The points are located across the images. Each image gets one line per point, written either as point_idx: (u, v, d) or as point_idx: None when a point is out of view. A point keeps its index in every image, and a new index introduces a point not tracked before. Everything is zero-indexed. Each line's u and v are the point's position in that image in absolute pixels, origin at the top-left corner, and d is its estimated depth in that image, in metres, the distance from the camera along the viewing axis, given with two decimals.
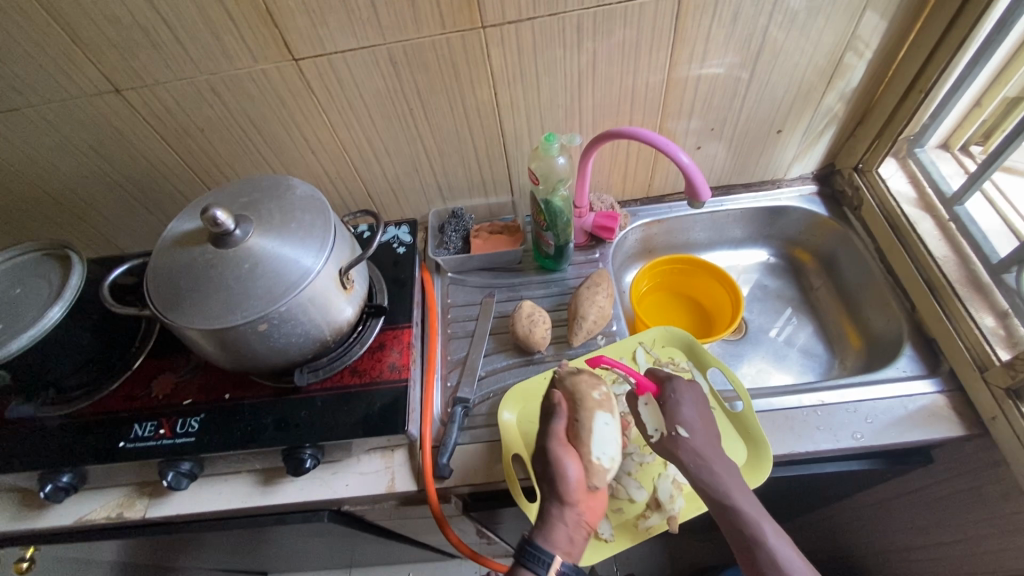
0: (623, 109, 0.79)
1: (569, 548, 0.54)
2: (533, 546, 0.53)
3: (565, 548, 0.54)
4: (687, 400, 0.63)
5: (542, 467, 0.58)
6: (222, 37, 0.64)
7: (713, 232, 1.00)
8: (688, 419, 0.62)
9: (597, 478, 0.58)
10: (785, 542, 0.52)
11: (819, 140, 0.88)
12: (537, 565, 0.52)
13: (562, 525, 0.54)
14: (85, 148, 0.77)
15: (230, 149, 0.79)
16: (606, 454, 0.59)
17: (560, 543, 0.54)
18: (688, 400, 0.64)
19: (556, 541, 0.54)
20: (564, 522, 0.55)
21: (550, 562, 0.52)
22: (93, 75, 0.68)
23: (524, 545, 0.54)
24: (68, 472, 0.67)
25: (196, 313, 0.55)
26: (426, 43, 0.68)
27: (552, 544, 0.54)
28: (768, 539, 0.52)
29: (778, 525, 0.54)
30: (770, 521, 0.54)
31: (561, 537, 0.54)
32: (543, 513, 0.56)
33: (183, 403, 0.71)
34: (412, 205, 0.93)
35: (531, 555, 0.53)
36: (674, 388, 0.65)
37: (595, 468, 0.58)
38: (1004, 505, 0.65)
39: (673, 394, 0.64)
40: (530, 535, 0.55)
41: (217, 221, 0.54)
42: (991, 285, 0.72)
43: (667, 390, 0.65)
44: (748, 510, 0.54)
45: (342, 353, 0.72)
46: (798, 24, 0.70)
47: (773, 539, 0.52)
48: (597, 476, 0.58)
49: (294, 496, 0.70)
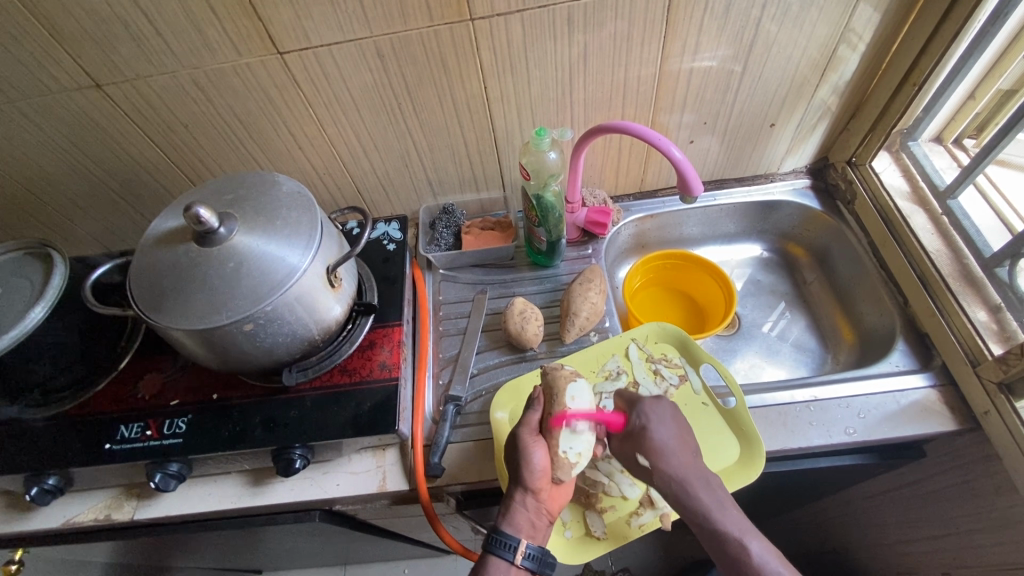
0: (615, 102, 0.78)
1: (533, 531, 0.58)
2: (499, 533, 0.56)
3: (528, 532, 0.57)
4: (657, 423, 0.61)
5: (511, 454, 0.60)
6: (205, 29, 0.63)
7: (706, 226, 0.99)
8: (664, 442, 0.59)
9: (563, 471, 0.59)
10: (771, 556, 0.53)
11: (812, 133, 0.88)
12: (503, 550, 0.55)
13: (525, 510, 0.57)
14: (67, 144, 0.75)
15: (217, 145, 0.78)
16: (573, 449, 0.60)
17: (522, 526, 0.57)
18: (657, 422, 0.61)
19: (520, 527, 0.57)
20: (526, 508, 0.57)
21: (516, 547, 0.55)
22: (71, 69, 0.66)
23: (491, 533, 0.56)
24: (54, 475, 0.66)
25: (180, 314, 0.54)
26: (414, 36, 0.66)
27: (516, 528, 0.57)
28: (756, 560, 0.53)
29: (764, 538, 0.55)
30: (755, 537, 0.54)
31: (524, 522, 0.57)
32: (508, 498, 0.58)
33: (170, 404, 0.70)
34: (403, 202, 0.92)
35: (498, 541, 0.56)
36: (641, 412, 0.62)
37: (561, 462, 0.59)
38: (996, 499, 0.65)
39: (642, 419, 0.61)
40: (496, 519, 0.57)
41: (200, 219, 0.53)
42: (983, 279, 0.72)
43: (637, 418, 0.62)
44: (733, 529, 0.54)
45: (332, 352, 0.71)
46: (791, 17, 0.69)
47: (761, 559, 0.53)
48: (563, 470, 0.59)
49: (285, 496, 0.69)
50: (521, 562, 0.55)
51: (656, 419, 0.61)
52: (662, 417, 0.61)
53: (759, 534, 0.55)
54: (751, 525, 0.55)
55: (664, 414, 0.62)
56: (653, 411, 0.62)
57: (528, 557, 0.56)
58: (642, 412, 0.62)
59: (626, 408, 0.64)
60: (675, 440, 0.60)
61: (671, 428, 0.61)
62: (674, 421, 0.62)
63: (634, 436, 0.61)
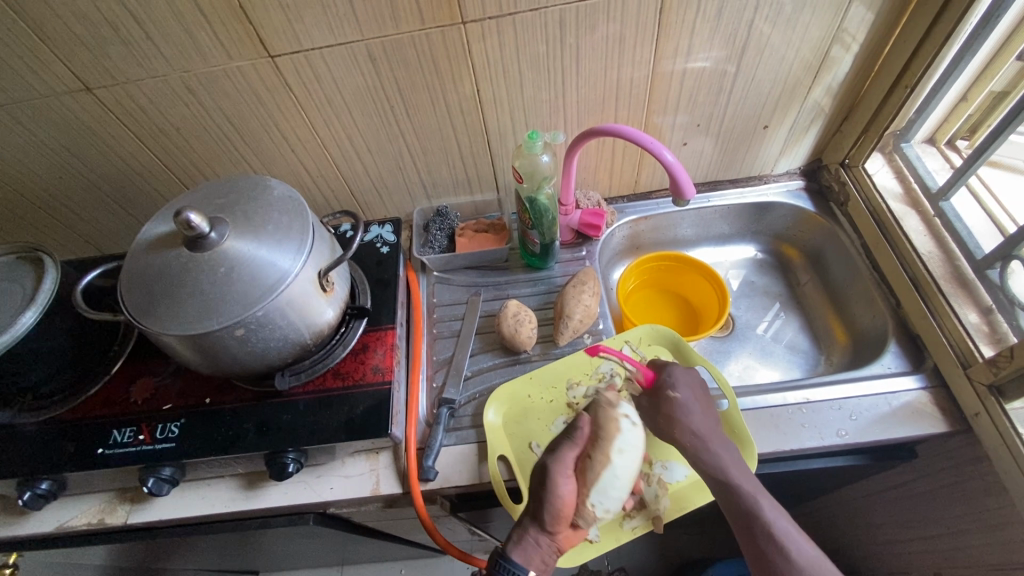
0: (608, 103, 0.78)
1: (540, 567, 0.57)
2: (507, 561, 0.55)
3: (536, 566, 0.57)
4: (682, 384, 0.66)
5: (538, 488, 0.59)
6: (195, 32, 0.63)
7: (700, 228, 0.99)
8: (686, 399, 0.64)
9: (584, 519, 0.60)
10: (782, 515, 0.54)
11: (805, 135, 0.88)
12: None
13: (538, 546, 0.57)
14: (58, 148, 0.75)
15: (209, 149, 0.78)
16: (603, 502, 0.60)
17: (532, 561, 0.56)
18: (684, 384, 0.66)
19: (530, 559, 0.56)
20: (541, 544, 0.57)
21: None
22: (62, 73, 0.65)
23: (497, 558, 0.56)
24: (46, 480, 0.66)
25: (171, 319, 0.54)
26: (405, 39, 0.66)
27: (525, 561, 0.56)
28: (767, 514, 0.54)
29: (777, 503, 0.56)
30: (766, 496, 0.55)
31: (535, 557, 0.57)
32: (524, 530, 0.58)
33: (162, 408, 0.70)
34: (396, 204, 0.92)
35: (504, 568, 0.55)
36: (670, 372, 0.67)
37: (586, 510, 0.59)
38: (986, 501, 0.65)
39: (669, 377, 0.67)
40: (506, 545, 0.57)
41: (191, 224, 0.53)
42: (975, 281, 0.73)
43: (666, 377, 0.67)
44: (745, 485, 0.56)
45: (324, 356, 0.70)
46: (784, 19, 0.69)
47: (771, 514, 0.54)
48: (585, 517, 0.60)
49: (278, 500, 0.69)
50: None
51: (683, 381, 0.66)
52: (689, 381, 0.67)
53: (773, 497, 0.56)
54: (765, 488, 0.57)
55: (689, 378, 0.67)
56: (682, 373, 0.67)
57: None
58: (671, 373, 0.67)
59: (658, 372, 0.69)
60: (699, 401, 0.65)
61: (697, 391, 0.66)
62: (697, 385, 0.66)
63: (658, 392, 0.66)
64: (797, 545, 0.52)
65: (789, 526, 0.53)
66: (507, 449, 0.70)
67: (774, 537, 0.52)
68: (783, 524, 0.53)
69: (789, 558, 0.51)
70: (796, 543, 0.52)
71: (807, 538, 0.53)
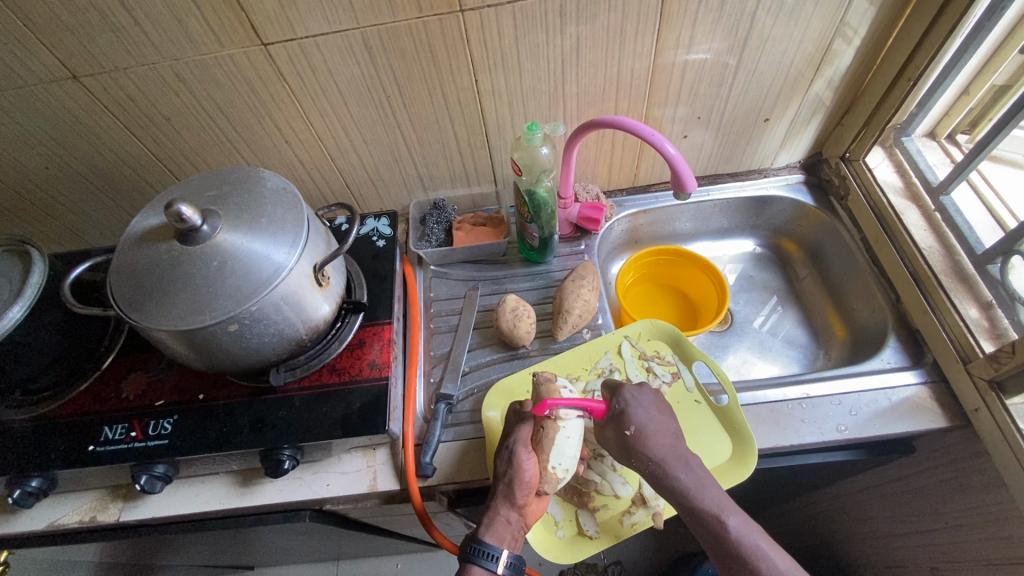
0: (608, 95, 0.77)
1: (514, 542, 0.58)
2: (479, 543, 0.56)
3: (509, 543, 0.58)
4: (636, 407, 0.61)
5: (500, 467, 0.60)
6: (185, 18, 0.61)
7: (698, 222, 0.99)
8: (638, 426, 0.60)
9: (548, 485, 0.60)
10: (750, 529, 0.55)
11: (805, 128, 0.87)
12: (484, 560, 0.56)
13: (508, 521, 0.58)
14: (45, 137, 0.73)
15: (201, 140, 0.76)
16: (562, 464, 0.60)
17: (504, 537, 0.57)
18: (637, 405, 0.62)
19: (502, 537, 0.57)
20: (510, 519, 0.58)
21: (497, 557, 0.56)
22: (47, 59, 0.63)
23: (470, 543, 0.57)
24: (37, 477, 0.64)
25: (163, 314, 0.53)
26: (403, 27, 0.65)
27: (497, 539, 0.57)
28: (734, 534, 0.54)
29: (741, 512, 0.56)
30: (734, 513, 0.55)
31: (507, 533, 0.58)
32: (492, 509, 0.58)
33: (155, 404, 0.69)
34: (392, 197, 0.90)
35: (478, 551, 0.56)
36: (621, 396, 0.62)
37: (549, 476, 0.60)
38: (984, 495, 0.65)
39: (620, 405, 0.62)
40: (478, 528, 0.58)
41: (183, 217, 0.51)
42: (975, 276, 0.72)
43: (616, 403, 0.62)
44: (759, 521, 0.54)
45: (320, 352, 0.70)
46: (787, 10, 0.68)
47: (739, 533, 0.54)
48: (549, 483, 0.60)
49: (273, 497, 0.68)
50: (502, 571, 0.56)
51: (636, 403, 0.62)
52: (643, 402, 0.62)
53: (739, 510, 0.56)
54: (731, 502, 0.56)
55: (644, 400, 0.62)
56: (633, 395, 0.62)
57: (510, 566, 0.56)
58: (622, 396, 0.62)
59: (609, 395, 0.64)
60: (654, 423, 0.60)
61: (651, 411, 0.61)
62: (653, 405, 0.62)
63: (613, 419, 0.61)
64: (766, 558, 0.53)
65: (756, 540, 0.54)
66: None
67: (746, 556, 0.53)
68: (751, 541, 0.54)
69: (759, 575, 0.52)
70: (766, 557, 0.53)
71: (774, 546, 0.54)
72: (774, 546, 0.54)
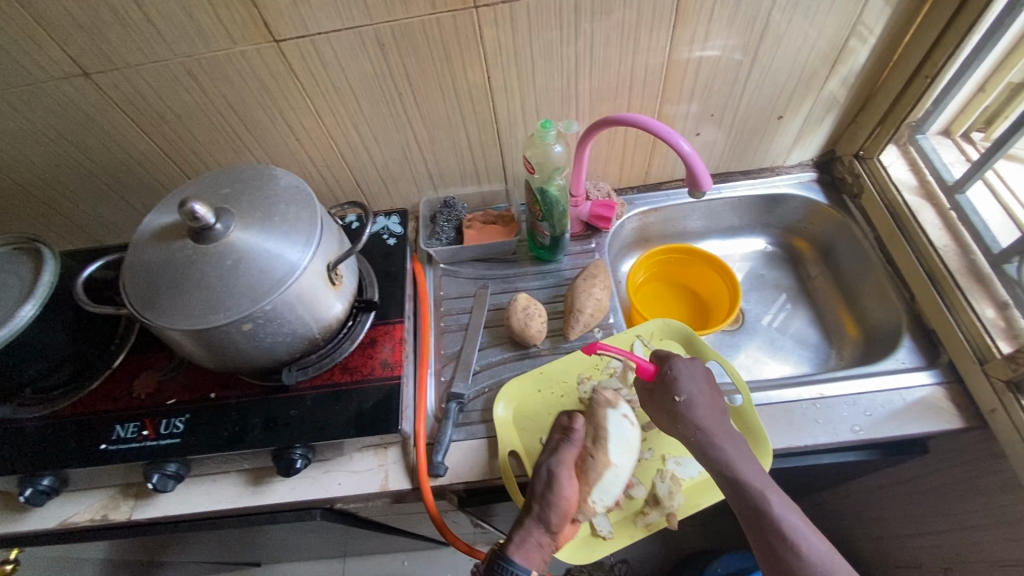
0: (621, 92, 0.76)
1: (540, 566, 0.58)
2: (509, 562, 0.56)
3: (536, 566, 0.57)
4: (688, 377, 0.64)
5: (538, 489, 0.60)
6: (197, 15, 0.60)
7: (709, 220, 0.98)
8: (689, 394, 0.62)
9: (583, 514, 0.62)
10: (789, 509, 0.55)
11: (819, 126, 0.86)
12: None
13: (539, 545, 0.58)
14: (54, 135, 0.73)
15: (211, 137, 0.75)
16: (604, 498, 0.63)
17: (532, 560, 0.57)
18: (687, 375, 0.64)
19: (530, 559, 0.57)
20: (541, 542, 0.58)
21: None
22: (58, 56, 0.63)
23: (499, 560, 0.56)
24: (48, 476, 0.65)
25: (176, 313, 0.52)
26: (415, 24, 0.64)
27: (526, 561, 0.57)
28: (773, 509, 0.54)
29: (781, 492, 0.57)
30: (774, 490, 0.56)
31: (536, 556, 0.57)
32: (524, 529, 0.58)
33: (166, 403, 0.69)
34: (402, 195, 0.90)
35: (507, 569, 0.56)
36: (673, 365, 0.65)
37: (587, 508, 0.62)
38: (1000, 497, 0.65)
39: (672, 371, 0.65)
40: (507, 547, 0.57)
41: (196, 215, 0.51)
42: (991, 275, 0.72)
43: (668, 368, 0.65)
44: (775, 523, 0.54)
45: (332, 351, 0.69)
46: (803, 7, 0.68)
47: (778, 509, 0.55)
48: (584, 513, 0.62)
49: (285, 496, 0.68)
50: None
51: (687, 373, 0.64)
52: (694, 372, 0.65)
53: (779, 490, 0.57)
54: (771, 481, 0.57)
55: (695, 370, 0.65)
56: (685, 365, 0.65)
57: None
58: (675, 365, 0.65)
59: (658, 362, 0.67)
60: (703, 395, 0.63)
61: (702, 384, 0.64)
62: (702, 378, 0.65)
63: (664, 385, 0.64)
64: (804, 537, 0.53)
65: (796, 518, 0.55)
66: (517, 445, 0.69)
67: (784, 532, 0.53)
68: (790, 518, 0.54)
69: (800, 552, 0.52)
70: (804, 535, 0.53)
71: (813, 528, 0.54)
72: (814, 529, 0.54)
